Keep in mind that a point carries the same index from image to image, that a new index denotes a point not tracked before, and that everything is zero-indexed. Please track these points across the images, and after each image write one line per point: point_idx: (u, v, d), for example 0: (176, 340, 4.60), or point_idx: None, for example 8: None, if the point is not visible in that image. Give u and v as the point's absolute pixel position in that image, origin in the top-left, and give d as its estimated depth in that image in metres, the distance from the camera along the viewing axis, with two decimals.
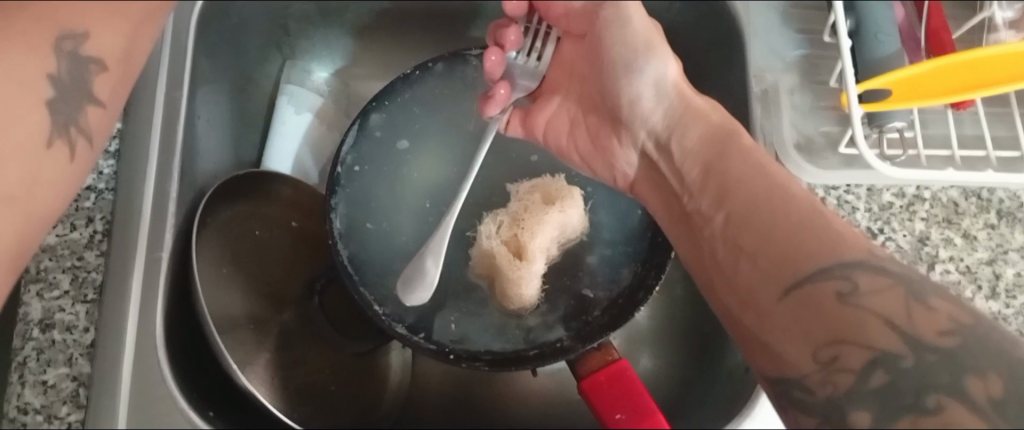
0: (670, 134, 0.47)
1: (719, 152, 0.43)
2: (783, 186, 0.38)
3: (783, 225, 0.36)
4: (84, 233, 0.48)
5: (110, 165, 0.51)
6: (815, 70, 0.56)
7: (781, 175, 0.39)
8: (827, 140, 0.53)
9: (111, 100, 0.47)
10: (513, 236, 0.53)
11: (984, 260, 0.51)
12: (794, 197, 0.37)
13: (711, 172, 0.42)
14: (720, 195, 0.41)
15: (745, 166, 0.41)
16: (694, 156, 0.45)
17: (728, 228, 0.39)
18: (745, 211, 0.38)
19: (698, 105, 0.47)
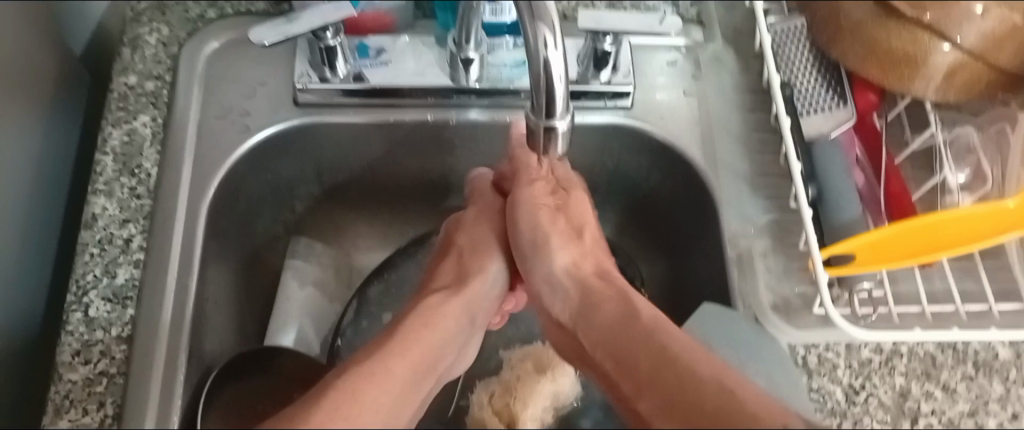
0: (583, 304, 0.51)
1: (631, 332, 0.46)
2: (697, 367, 0.42)
3: (711, 402, 0.40)
4: (95, 418, 0.50)
5: (123, 350, 0.52)
6: (785, 233, 0.59)
7: (681, 351, 0.43)
8: (803, 300, 0.56)
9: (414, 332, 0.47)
10: (506, 406, 0.56)
11: (966, 411, 0.53)
12: (702, 382, 0.41)
13: (628, 342, 0.46)
14: (640, 378, 0.43)
15: (653, 348, 0.44)
16: (606, 330, 0.48)
17: (656, 410, 0.42)
18: (673, 392, 0.41)
19: (602, 293, 0.51)
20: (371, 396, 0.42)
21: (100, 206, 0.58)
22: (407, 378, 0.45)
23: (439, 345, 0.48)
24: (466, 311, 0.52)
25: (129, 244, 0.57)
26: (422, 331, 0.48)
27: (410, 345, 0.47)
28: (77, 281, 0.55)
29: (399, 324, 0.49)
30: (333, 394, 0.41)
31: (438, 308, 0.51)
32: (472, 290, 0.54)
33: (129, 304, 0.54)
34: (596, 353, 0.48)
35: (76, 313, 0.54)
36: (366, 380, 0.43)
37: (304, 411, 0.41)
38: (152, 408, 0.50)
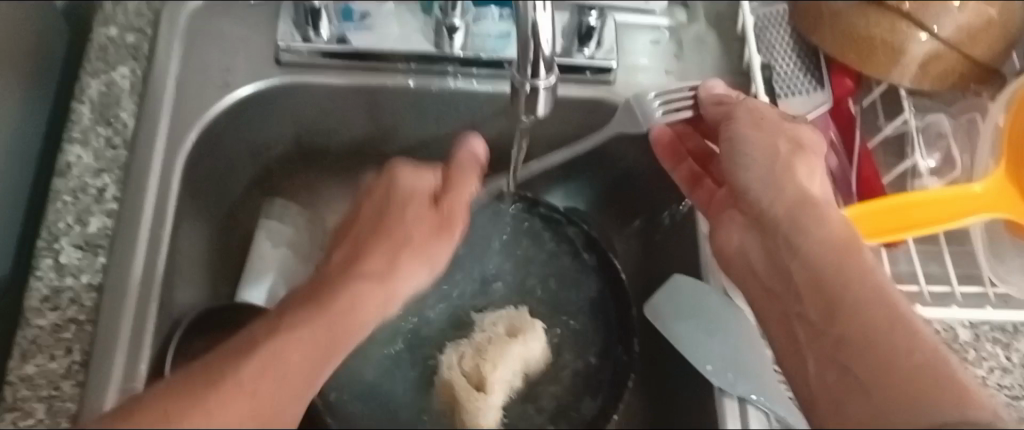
0: (798, 207, 0.46)
1: (835, 263, 0.42)
2: (917, 322, 0.39)
3: (920, 357, 0.37)
4: (62, 363, 0.50)
5: (92, 298, 0.52)
6: None
7: (900, 301, 0.40)
8: None
9: (304, 328, 0.41)
10: (474, 365, 0.55)
11: None
12: (919, 338, 0.38)
13: (835, 260, 0.42)
14: (846, 299, 0.40)
15: (851, 283, 0.41)
16: (808, 240, 0.44)
17: (852, 334, 0.39)
18: (879, 329, 0.39)
19: (829, 210, 0.45)
20: (261, 393, 0.38)
21: (75, 155, 0.58)
22: (320, 355, 0.41)
23: (341, 341, 0.42)
24: (382, 317, 0.44)
25: (103, 194, 0.56)
26: (344, 311, 0.42)
27: (307, 338, 0.41)
28: (48, 227, 0.55)
29: (341, 287, 0.43)
30: (235, 377, 0.38)
31: (356, 300, 0.43)
32: (374, 301, 0.44)
33: (100, 253, 0.54)
34: (798, 265, 0.44)
35: (46, 259, 0.53)
36: (250, 385, 0.38)
37: (199, 393, 0.37)
38: (120, 356, 0.50)
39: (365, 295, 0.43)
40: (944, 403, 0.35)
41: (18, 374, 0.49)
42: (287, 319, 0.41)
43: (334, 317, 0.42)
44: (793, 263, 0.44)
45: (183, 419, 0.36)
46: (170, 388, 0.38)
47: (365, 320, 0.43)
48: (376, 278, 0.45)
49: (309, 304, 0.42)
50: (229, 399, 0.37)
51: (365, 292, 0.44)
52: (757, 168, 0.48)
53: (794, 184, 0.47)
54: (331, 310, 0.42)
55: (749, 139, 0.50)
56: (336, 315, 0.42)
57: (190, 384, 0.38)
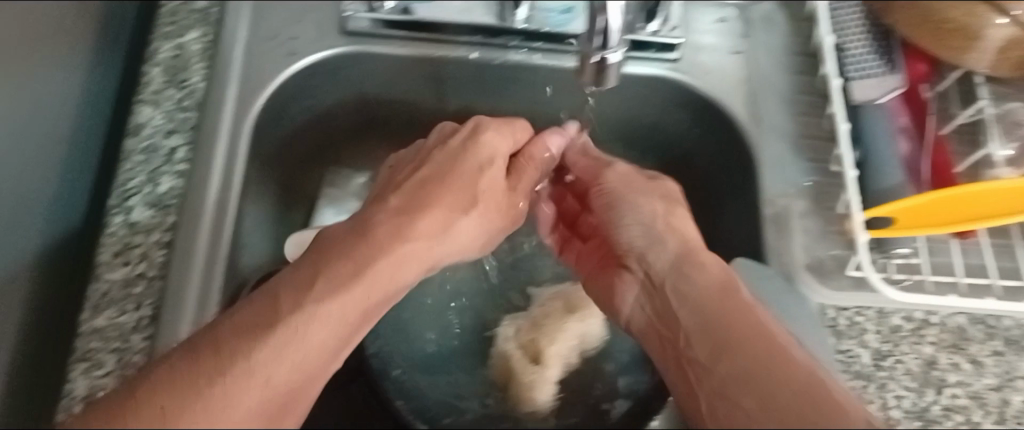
0: (678, 261, 0.47)
1: (719, 308, 0.42)
2: (789, 350, 0.39)
3: (786, 389, 0.37)
4: (132, 317, 0.51)
5: (162, 255, 0.53)
6: (826, 196, 0.59)
7: (774, 331, 0.40)
8: (836, 263, 0.56)
9: (282, 326, 0.37)
10: (530, 339, 0.55)
11: (992, 385, 0.52)
12: (796, 367, 0.38)
13: (702, 308, 0.43)
14: (720, 340, 0.41)
15: (748, 326, 0.40)
16: (692, 294, 0.44)
17: (732, 378, 0.39)
18: (760, 363, 0.38)
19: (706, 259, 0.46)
20: (277, 381, 0.36)
21: (146, 117, 0.59)
22: (323, 356, 0.38)
23: (338, 334, 0.39)
24: (366, 312, 0.40)
25: (173, 154, 0.57)
26: (347, 282, 0.40)
27: (285, 341, 0.37)
28: (121, 186, 0.56)
29: (317, 286, 0.39)
30: (231, 381, 0.35)
31: (329, 299, 0.39)
32: (393, 280, 0.42)
33: (170, 212, 0.55)
34: (683, 312, 0.44)
35: (118, 217, 0.54)
36: (261, 373, 0.35)
37: (192, 402, 0.34)
38: (188, 313, 0.51)
39: (382, 279, 0.41)
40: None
41: (90, 326, 0.51)
42: (277, 309, 0.37)
43: (309, 308, 0.38)
44: (681, 313, 0.44)
45: (180, 420, 0.33)
46: (151, 398, 0.34)
47: (377, 301, 0.41)
48: (359, 262, 0.41)
49: (296, 293, 0.38)
50: (245, 387, 0.35)
51: (364, 272, 0.41)
52: (638, 228, 0.50)
53: (673, 236, 0.49)
54: (309, 292, 0.38)
55: (625, 199, 0.52)
56: (315, 308, 0.38)
57: (172, 392, 0.34)
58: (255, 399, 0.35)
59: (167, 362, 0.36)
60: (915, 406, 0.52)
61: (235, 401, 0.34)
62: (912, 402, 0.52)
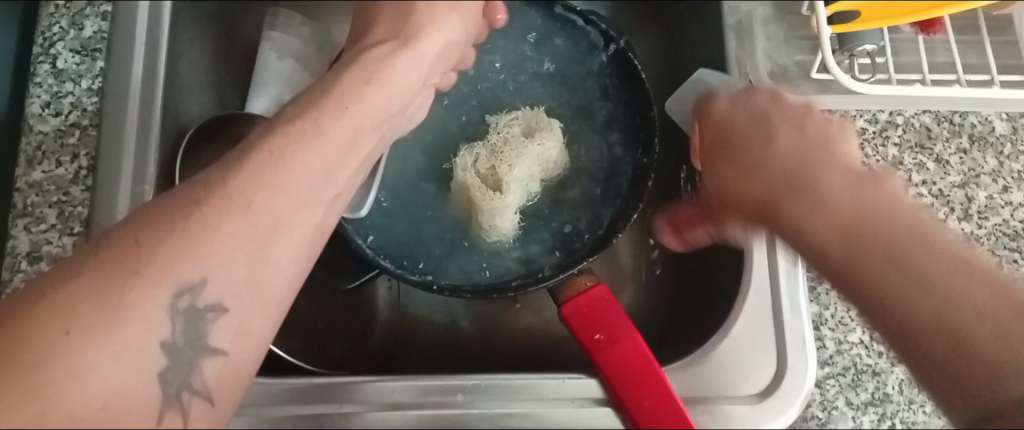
0: (793, 145, 0.42)
1: (922, 247, 0.36)
2: (939, 245, 0.36)
3: (949, 303, 0.35)
4: (70, 169, 0.49)
5: (94, 103, 0.50)
6: (788, 2, 0.57)
7: (924, 233, 0.37)
8: (800, 68, 0.54)
9: (247, 184, 0.35)
10: (490, 168, 0.54)
11: (956, 183, 0.52)
12: (967, 279, 0.35)
13: (836, 203, 0.39)
14: (858, 244, 0.37)
15: (863, 190, 0.39)
16: (817, 176, 0.40)
17: (880, 281, 0.36)
18: (914, 271, 0.36)
19: (815, 131, 0.43)
20: (260, 223, 0.35)
21: None
22: (316, 197, 0.37)
23: (328, 159, 0.38)
24: (360, 129, 0.39)
25: None
26: (332, 106, 0.39)
27: (249, 193, 0.35)
28: (42, 32, 0.52)
29: (299, 115, 0.38)
30: (212, 216, 0.34)
31: (315, 131, 0.38)
32: (379, 92, 0.40)
33: (98, 57, 0.52)
34: (785, 186, 0.41)
35: (44, 65, 0.51)
36: (242, 202, 0.35)
37: (170, 239, 0.34)
38: (127, 167, 0.49)
39: (368, 97, 0.40)
40: (1022, 376, 0.35)
41: (26, 181, 0.49)
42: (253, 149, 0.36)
43: (279, 155, 0.36)
44: (784, 196, 0.41)
45: (154, 256, 0.33)
46: (121, 243, 0.33)
47: (364, 110, 0.40)
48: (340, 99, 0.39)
49: (281, 126, 0.37)
50: (225, 215, 0.34)
51: (344, 92, 0.39)
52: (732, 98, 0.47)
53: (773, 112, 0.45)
54: (278, 139, 0.37)
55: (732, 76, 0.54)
56: (292, 147, 0.37)
57: (146, 231, 0.34)
58: (236, 230, 0.34)
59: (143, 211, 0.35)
60: None
61: (197, 265, 0.34)
62: None
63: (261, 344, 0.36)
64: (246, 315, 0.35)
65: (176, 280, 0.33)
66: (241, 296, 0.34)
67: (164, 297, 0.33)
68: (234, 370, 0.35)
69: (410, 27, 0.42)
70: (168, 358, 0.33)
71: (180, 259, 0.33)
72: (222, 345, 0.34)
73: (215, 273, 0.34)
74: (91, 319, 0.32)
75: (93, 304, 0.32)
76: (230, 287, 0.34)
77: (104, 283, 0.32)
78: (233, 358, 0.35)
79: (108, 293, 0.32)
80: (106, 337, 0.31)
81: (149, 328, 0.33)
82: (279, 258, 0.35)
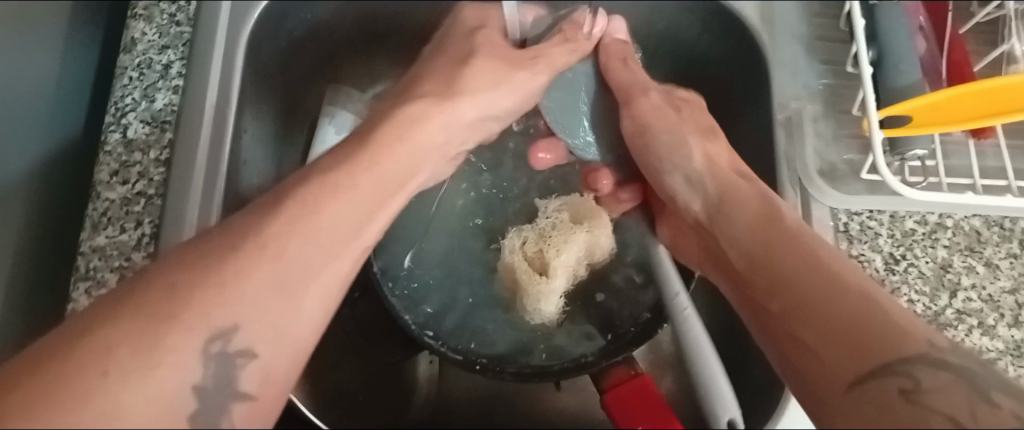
0: (719, 198, 0.50)
1: (825, 270, 0.40)
2: (844, 276, 0.40)
3: (844, 316, 0.37)
4: (133, 235, 0.51)
5: (161, 173, 0.53)
6: (839, 100, 0.58)
7: (833, 262, 0.41)
8: (850, 167, 0.55)
9: (276, 240, 0.37)
10: (539, 251, 0.55)
11: (1006, 289, 0.51)
12: (848, 293, 0.39)
13: (785, 242, 0.43)
14: (781, 283, 0.41)
15: (800, 243, 0.43)
16: (746, 229, 0.46)
17: (789, 313, 0.40)
18: (811, 298, 0.39)
19: (740, 194, 0.48)
20: (291, 263, 0.37)
21: (139, 32, 0.58)
22: (345, 248, 0.40)
23: (353, 209, 0.41)
24: (388, 184, 0.44)
25: (168, 70, 0.57)
26: (364, 164, 0.43)
27: (273, 249, 0.37)
28: (116, 103, 0.55)
29: (330, 168, 0.42)
30: (246, 264, 0.36)
31: (350, 184, 0.41)
32: (401, 147, 0.46)
33: (167, 129, 0.54)
34: (735, 256, 0.46)
35: (115, 134, 0.54)
36: (274, 251, 0.37)
37: (206, 284, 0.35)
38: (192, 213, 0.51)
39: (399, 151, 0.46)
40: (913, 342, 0.36)
41: (90, 245, 0.50)
42: (289, 196, 0.40)
43: (310, 206, 0.39)
44: (737, 260, 0.46)
45: (190, 302, 0.35)
46: (157, 288, 0.35)
47: (393, 170, 0.45)
48: (371, 158, 0.44)
49: (316, 176, 0.41)
50: (257, 262, 0.36)
51: (377, 151, 0.44)
52: (683, 177, 0.53)
53: (707, 177, 0.51)
54: (311, 190, 0.40)
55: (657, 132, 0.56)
56: (324, 201, 0.40)
57: (186, 278, 0.35)
58: (272, 281, 0.36)
59: (180, 256, 0.37)
60: (929, 311, 0.50)
61: (231, 306, 0.35)
62: (925, 306, 0.50)
63: (283, 393, 0.36)
64: (273, 361, 0.35)
65: (207, 324, 0.34)
66: (272, 342, 0.36)
67: (197, 341, 0.34)
68: (263, 410, 0.35)
69: (451, 95, 0.51)
70: (199, 401, 0.33)
71: (215, 305, 0.35)
72: (251, 391, 0.35)
73: (248, 320, 0.35)
74: (128, 362, 0.32)
75: (129, 347, 0.33)
76: (265, 332, 0.35)
77: (141, 326, 0.33)
78: (260, 402, 0.35)
79: (143, 338, 0.33)
80: (139, 379, 0.32)
81: (178, 372, 0.33)
82: (311, 306, 0.37)
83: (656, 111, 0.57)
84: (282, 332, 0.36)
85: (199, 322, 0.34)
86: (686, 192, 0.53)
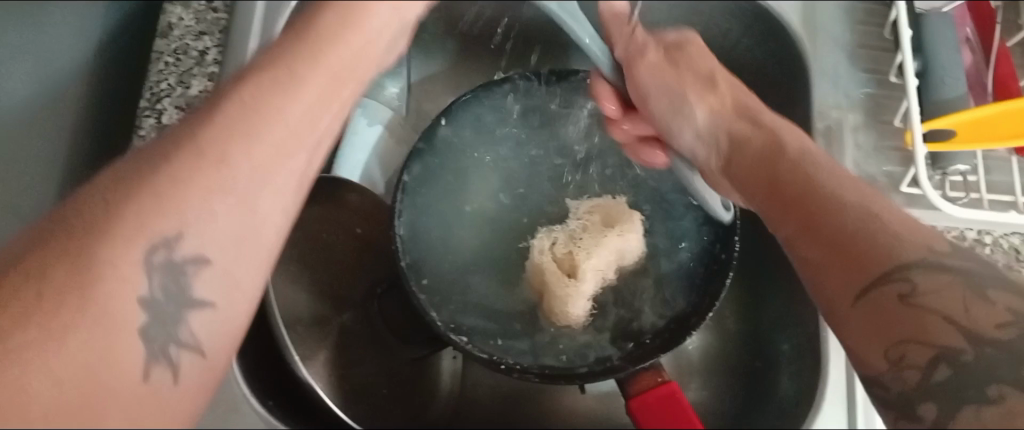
0: (766, 154, 0.43)
1: (881, 234, 0.34)
2: (897, 239, 0.34)
3: (895, 274, 0.33)
4: None
5: None
6: (880, 110, 0.57)
7: (885, 220, 0.35)
8: (889, 180, 0.54)
9: (213, 139, 0.31)
10: (569, 251, 0.55)
11: None
12: (894, 254, 0.33)
13: (836, 195, 0.37)
14: (831, 237, 0.35)
15: (845, 197, 0.37)
16: (800, 181, 0.39)
17: (841, 267, 0.34)
18: (867, 256, 0.34)
19: (786, 147, 0.43)
20: (236, 158, 0.31)
21: (176, 17, 0.59)
22: (308, 132, 0.33)
23: (299, 110, 0.33)
24: (342, 75, 0.35)
25: (204, 56, 0.57)
26: (305, 56, 0.34)
27: (201, 153, 0.30)
28: (151, 88, 0.56)
29: (271, 60, 0.34)
30: (183, 164, 0.30)
31: (304, 63, 0.34)
32: (357, 36, 0.36)
33: (200, 116, 0.55)
34: (788, 194, 0.39)
35: (149, 119, 0.55)
36: (217, 154, 0.31)
37: (143, 188, 0.30)
38: None
39: (353, 37, 0.36)
40: (957, 297, 0.31)
41: None
42: (224, 96, 0.32)
43: (261, 99, 0.32)
44: (774, 195, 0.40)
45: (125, 212, 0.29)
46: (95, 198, 0.30)
47: (350, 56, 0.36)
48: (312, 41, 0.35)
49: (272, 55, 0.34)
50: (197, 166, 0.30)
51: (323, 38, 0.35)
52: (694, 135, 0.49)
53: (739, 130, 0.47)
54: (252, 82, 0.33)
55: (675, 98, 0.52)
56: (272, 88, 0.32)
57: (117, 191, 0.30)
58: (210, 186, 0.30)
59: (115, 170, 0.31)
60: None
61: (168, 208, 0.29)
62: None
63: (245, 313, 0.31)
64: (234, 263, 0.30)
65: (151, 232, 0.29)
66: (225, 248, 0.30)
67: (139, 251, 0.29)
68: (224, 325, 0.30)
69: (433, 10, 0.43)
70: (148, 314, 0.29)
71: (152, 212, 0.29)
72: (209, 298, 0.30)
73: (196, 225, 0.30)
74: (64, 284, 0.28)
75: (65, 267, 0.29)
76: (210, 222, 0.30)
77: (69, 247, 0.29)
78: (222, 310, 0.30)
79: (82, 256, 0.29)
80: (77, 306, 0.28)
81: (119, 289, 0.29)
82: (265, 205, 0.31)
83: (652, 71, 0.51)
84: (246, 232, 0.31)
85: (156, 230, 0.29)
86: (701, 151, 0.49)
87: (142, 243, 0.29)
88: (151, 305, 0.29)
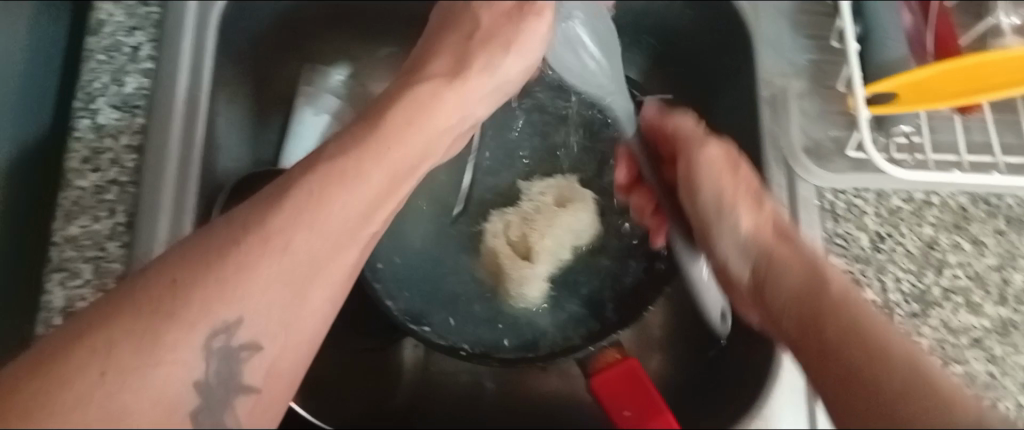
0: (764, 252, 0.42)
1: (871, 340, 0.33)
2: (888, 346, 0.32)
3: (895, 385, 0.31)
4: (106, 225, 0.50)
5: (133, 160, 0.52)
6: (822, 75, 0.57)
7: (881, 328, 0.34)
8: (835, 144, 0.54)
9: (276, 240, 0.32)
10: (523, 234, 0.55)
11: (993, 265, 0.50)
12: (893, 367, 0.31)
13: (831, 299, 0.36)
14: (831, 350, 0.33)
15: (842, 309, 0.35)
16: (789, 287, 0.39)
17: (836, 383, 0.32)
18: (863, 371, 0.32)
19: (784, 250, 0.41)
20: (301, 249, 0.33)
21: (107, 14, 0.57)
22: (350, 234, 0.35)
23: (353, 202, 0.35)
24: (399, 173, 0.38)
25: (137, 53, 0.55)
26: (371, 150, 0.38)
27: (265, 239, 0.32)
28: (84, 88, 0.54)
29: (339, 154, 0.37)
30: (244, 251, 0.32)
31: (371, 153, 0.38)
32: (416, 133, 0.41)
33: (137, 114, 0.53)
34: (784, 316, 0.38)
35: (84, 120, 0.53)
36: (277, 244, 0.32)
37: (208, 269, 0.31)
38: (166, 204, 0.50)
39: (409, 139, 0.40)
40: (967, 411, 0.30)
41: (63, 236, 0.49)
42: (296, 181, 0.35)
43: (316, 191, 0.34)
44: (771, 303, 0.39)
45: (190, 300, 0.30)
46: (154, 279, 0.31)
47: (406, 154, 0.39)
48: (369, 146, 0.38)
49: (318, 166, 0.36)
50: (260, 257, 0.32)
51: (369, 148, 0.38)
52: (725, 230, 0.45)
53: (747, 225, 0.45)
54: (322, 169, 0.36)
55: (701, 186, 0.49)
56: (331, 185, 0.35)
57: (187, 270, 0.31)
58: (261, 275, 0.32)
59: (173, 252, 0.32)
60: (915, 289, 0.49)
61: (233, 304, 0.31)
62: (912, 285, 0.49)
63: (289, 388, 0.32)
64: (280, 354, 0.32)
65: (212, 317, 0.30)
66: (277, 335, 0.32)
67: (198, 338, 0.30)
68: (268, 404, 0.31)
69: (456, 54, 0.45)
70: (201, 397, 0.30)
71: (215, 300, 0.30)
72: (255, 384, 0.31)
73: (249, 310, 0.31)
74: (125, 360, 0.29)
75: (128, 345, 0.29)
76: (257, 327, 0.31)
77: (142, 318, 0.29)
78: (265, 395, 0.31)
79: (143, 329, 0.29)
80: (136, 375, 0.28)
81: (182, 370, 0.30)
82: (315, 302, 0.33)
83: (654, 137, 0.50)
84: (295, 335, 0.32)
85: (215, 316, 0.30)
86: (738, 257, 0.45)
87: (201, 327, 0.30)
88: (204, 387, 0.30)
